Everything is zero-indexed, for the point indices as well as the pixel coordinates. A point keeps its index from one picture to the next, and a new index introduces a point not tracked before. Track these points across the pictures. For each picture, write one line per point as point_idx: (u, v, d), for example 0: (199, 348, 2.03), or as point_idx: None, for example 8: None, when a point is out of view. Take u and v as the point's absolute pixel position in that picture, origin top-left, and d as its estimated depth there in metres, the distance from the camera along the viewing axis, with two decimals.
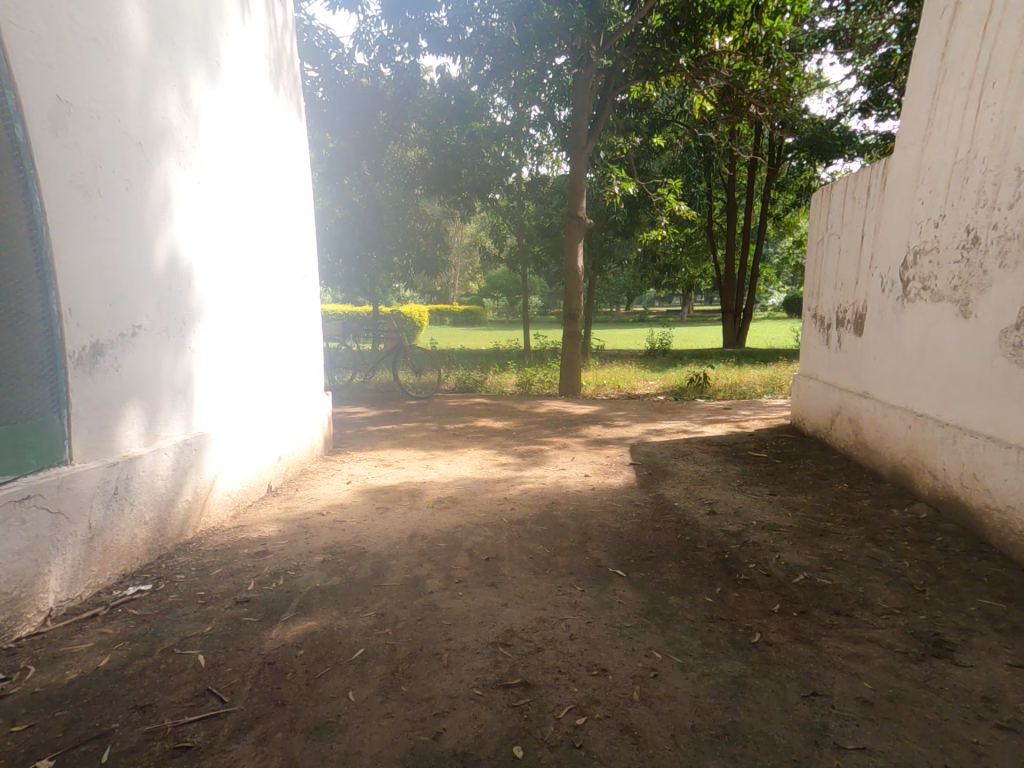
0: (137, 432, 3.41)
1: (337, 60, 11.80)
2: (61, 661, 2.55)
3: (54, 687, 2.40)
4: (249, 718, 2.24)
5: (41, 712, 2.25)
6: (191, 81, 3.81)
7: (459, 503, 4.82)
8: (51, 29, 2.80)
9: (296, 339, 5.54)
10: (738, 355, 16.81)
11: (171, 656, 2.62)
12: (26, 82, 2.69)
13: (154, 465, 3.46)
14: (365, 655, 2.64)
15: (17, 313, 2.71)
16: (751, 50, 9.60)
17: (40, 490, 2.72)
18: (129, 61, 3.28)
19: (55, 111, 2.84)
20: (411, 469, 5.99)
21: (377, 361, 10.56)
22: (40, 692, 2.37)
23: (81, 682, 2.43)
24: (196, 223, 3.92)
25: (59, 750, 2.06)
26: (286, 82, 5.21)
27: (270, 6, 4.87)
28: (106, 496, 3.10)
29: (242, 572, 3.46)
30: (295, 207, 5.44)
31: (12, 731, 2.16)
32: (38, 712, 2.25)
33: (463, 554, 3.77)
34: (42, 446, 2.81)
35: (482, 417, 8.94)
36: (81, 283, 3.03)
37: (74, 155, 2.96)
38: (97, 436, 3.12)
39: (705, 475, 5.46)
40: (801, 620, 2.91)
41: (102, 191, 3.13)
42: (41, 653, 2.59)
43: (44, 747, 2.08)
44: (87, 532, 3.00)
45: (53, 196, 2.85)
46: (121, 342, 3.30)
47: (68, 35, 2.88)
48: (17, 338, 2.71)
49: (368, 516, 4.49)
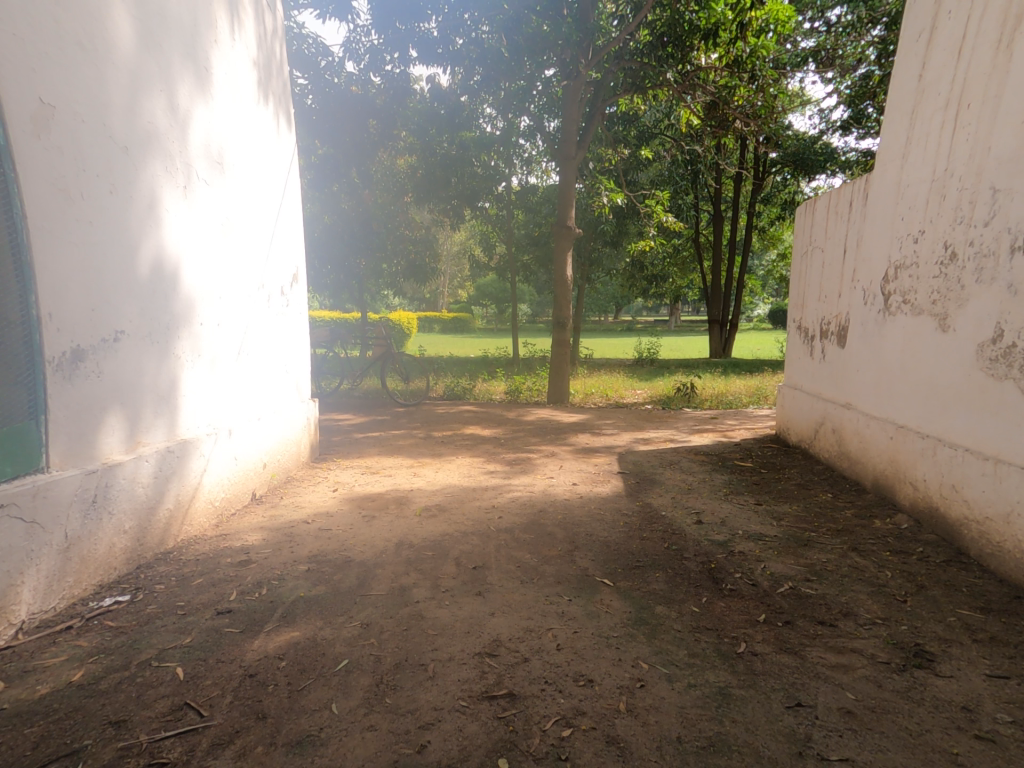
0: (118, 439, 3.35)
1: (327, 68, 11.76)
2: (32, 676, 2.48)
3: (23, 703, 2.33)
4: (228, 733, 2.19)
5: (9, 729, 2.18)
6: (178, 86, 3.80)
7: (446, 512, 4.78)
8: (33, 31, 2.76)
9: (283, 344, 5.51)
10: (727, 365, 17.00)
11: (148, 669, 2.56)
12: (10, 85, 2.66)
13: (136, 472, 3.40)
14: (349, 666, 2.61)
15: None
16: (737, 66, 9.55)
17: (15, 499, 2.66)
18: (115, 65, 3.26)
19: (38, 114, 2.81)
20: (399, 476, 5.94)
21: (365, 367, 10.53)
22: (9, 708, 2.30)
23: (53, 697, 2.37)
24: (184, 229, 3.89)
25: None
26: (275, 88, 5.20)
27: (260, 13, 4.87)
28: (84, 504, 3.04)
29: (224, 582, 3.40)
30: (283, 214, 5.42)
31: None
32: (8, 728, 2.19)
33: (450, 563, 3.74)
34: (18, 454, 2.75)
35: (470, 424, 8.92)
36: (63, 288, 2.99)
37: (57, 158, 2.92)
38: (77, 443, 3.07)
39: (692, 483, 5.49)
40: (786, 630, 2.92)
41: (86, 195, 3.09)
42: (11, 668, 2.52)
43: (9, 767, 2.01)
44: (64, 541, 2.94)
45: (34, 200, 2.81)
46: (103, 347, 3.26)
47: (53, 39, 2.86)
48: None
49: (354, 524, 4.45)
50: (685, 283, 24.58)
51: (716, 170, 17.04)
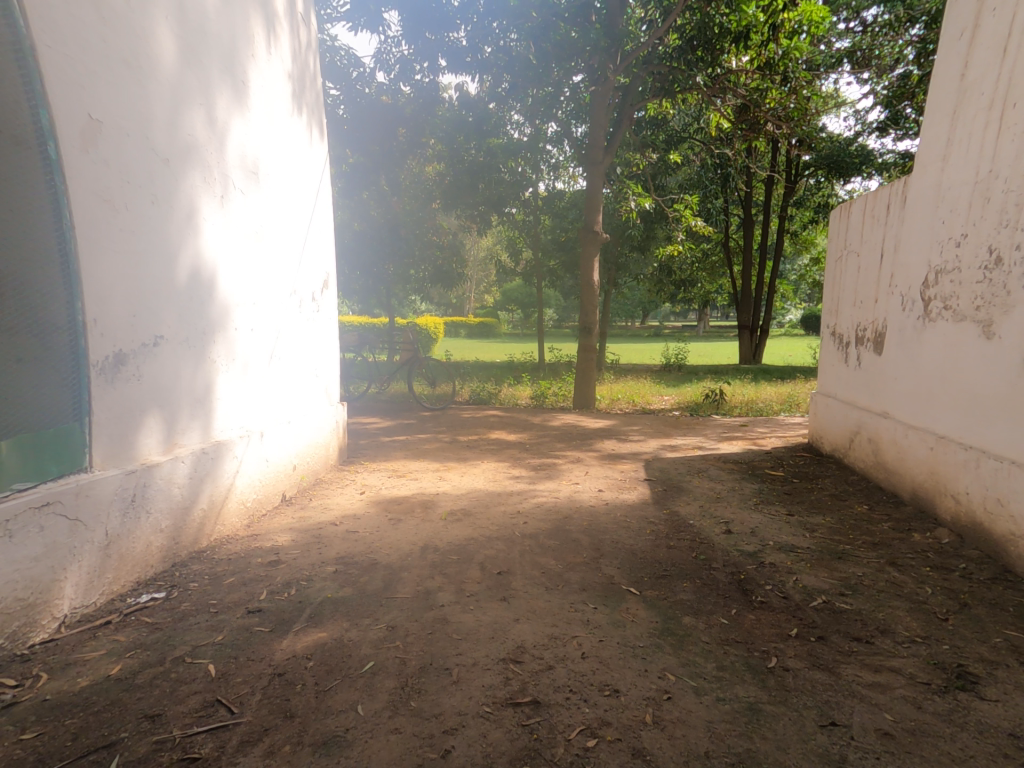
0: (156, 440, 3.47)
1: (358, 79, 12.08)
2: (73, 669, 2.58)
3: (65, 694, 2.42)
4: (257, 731, 2.23)
5: (51, 720, 2.27)
6: (217, 100, 3.93)
7: (471, 516, 4.80)
8: (83, 51, 2.89)
9: (313, 349, 5.61)
10: (757, 371, 16.64)
11: (182, 665, 2.63)
12: (60, 103, 2.79)
13: (172, 472, 3.51)
14: (374, 668, 2.64)
15: (42, 324, 2.79)
16: (768, 69, 9.49)
17: (59, 497, 2.77)
18: (158, 81, 3.39)
19: (86, 129, 2.94)
20: (424, 480, 5.99)
21: (393, 372, 10.67)
22: (52, 699, 2.39)
23: (93, 690, 2.45)
24: (220, 238, 4.00)
25: (66, 760, 2.07)
26: (308, 100, 5.33)
27: (295, 27, 5.00)
28: (123, 502, 3.15)
29: (255, 581, 3.48)
30: (314, 221, 5.54)
31: (21, 739, 2.17)
32: (50, 718, 2.27)
33: (474, 567, 3.75)
34: (63, 455, 2.88)
35: (496, 429, 8.95)
36: (107, 295, 3.11)
37: (103, 171, 3.05)
38: (117, 445, 3.18)
39: (721, 492, 5.39)
40: (819, 646, 2.84)
41: (129, 205, 3.22)
42: (54, 660, 2.62)
43: (51, 756, 2.09)
44: (104, 539, 3.05)
45: (81, 211, 2.93)
46: (143, 351, 3.37)
47: (100, 58, 2.99)
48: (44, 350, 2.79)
49: (380, 527, 4.50)
50: (715, 288, 24.25)
51: (747, 173, 16.77)
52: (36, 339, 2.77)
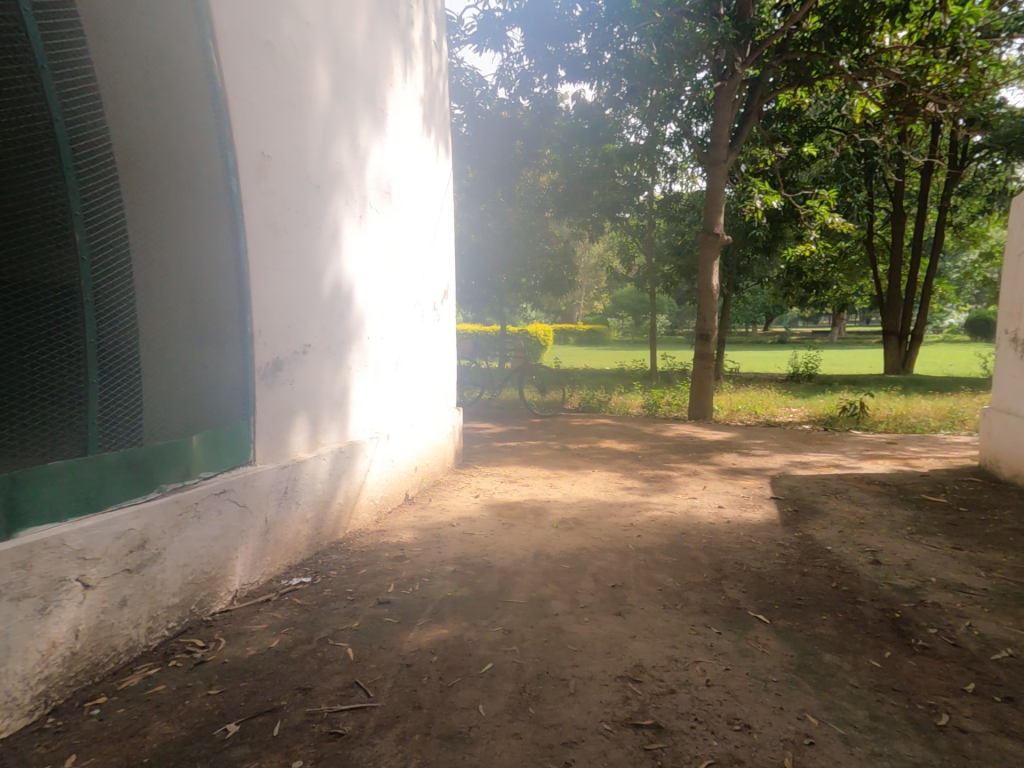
0: (303, 438, 3.84)
1: (481, 96, 12.61)
2: (242, 638, 2.93)
3: (237, 659, 2.75)
4: (390, 716, 2.37)
5: (229, 680, 2.59)
6: (360, 129, 4.31)
7: (583, 526, 4.74)
8: (259, 97, 3.33)
9: (434, 356, 5.90)
10: (905, 383, 14.77)
11: (325, 646, 2.88)
12: (241, 143, 3.23)
13: (315, 468, 3.87)
14: (493, 670, 2.69)
15: None
16: (930, 43, 8.54)
17: (231, 485, 3.17)
18: (315, 116, 3.79)
19: (259, 164, 3.37)
20: (535, 486, 6.04)
21: (505, 379, 10.92)
22: (228, 662, 2.73)
23: (257, 658, 2.77)
24: (358, 254, 4.37)
25: (242, 717, 2.36)
26: (437, 121, 5.66)
27: (428, 54, 5.34)
28: (278, 494, 3.53)
29: (383, 574, 3.71)
30: (438, 236, 5.85)
31: (208, 694, 2.51)
32: (228, 679, 2.60)
33: (588, 578, 3.70)
34: (234, 448, 3.30)
35: (606, 438, 8.80)
36: (270, 308, 3.52)
37: (270, 199, 3.46)
38: (274, 441, 3.58)
39: (864, 517, 4.83)
40: (1003, 708, 2.42)
41: (288, 228, 3.62)
42: (228, 628, 3.00)
43: (231, 712, 2.39)
44: (263, 525, 3.43)
45: (253, 236, 3.36)
46: (295, 358, 3.76)
47: (271, 102, 3.42)
48: None
49: (494, 531, 4.60)
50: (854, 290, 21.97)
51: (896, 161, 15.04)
52: None
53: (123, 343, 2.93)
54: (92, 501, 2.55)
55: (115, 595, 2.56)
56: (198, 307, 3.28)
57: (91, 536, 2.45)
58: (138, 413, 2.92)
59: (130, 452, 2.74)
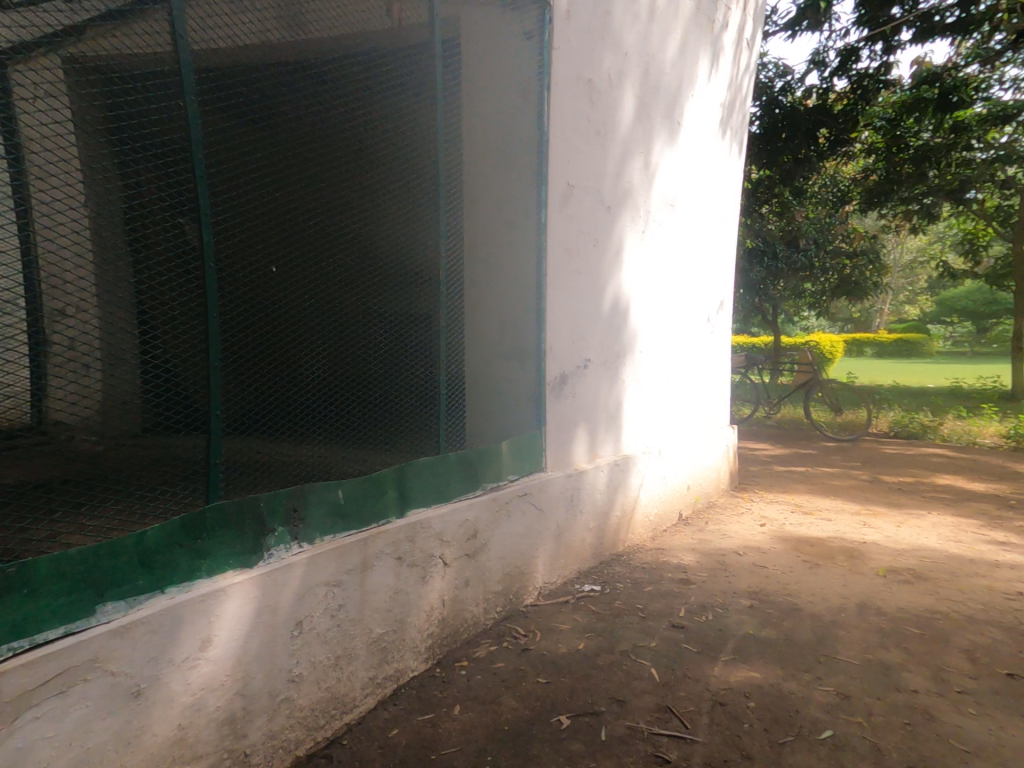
0: (583, 449, 3.94)
1: None
2: (552, 634, 3.11)
3: (554, 654, 2.93)
4: (717, 758, 2.20)
5: (554, 674, 2.78)
6: (656, 146, 4.30)
7: (926, 581, 3.74)
8: (569, 130, 3.61)
9: (709, 369, 5.51)
10: None
11: (629, 659, 2.84)
12: (550, 176, 3.54)
13: (594, 479, 3.93)
14: (833, 740, 2.27)
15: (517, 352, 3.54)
16: None
17: (529, 489, 3.43)
18: (615, 141, 3.93)
19: (563, 193, 3.64)
20: (843, 523, 5.05)
21: (788, 395, 9.65)
22: (547, 656, 2.92)
23: (570, 657, 2.89)
24: (640, 270, 4.36)
25: (572, 712, 2.51)
26: (734, 123, 5.33)
27: (735, 56, 5.11)
28: (565, 500, 3.68)
29: (671, 595, 3.53)
30: (721, 243, 5.47)
31: (539, 682, 2.73)
32: (552, 672, 2.78)
33: (950, 653, 2.86)
34: (530, 455, 3.56)
35: (940, 473, 6.95)
36: (559, 326, 3.72)
37: (569, 224, 3.69)
38: (560, 452, 3.75)
39: None
40: None
41: (580, 250, 3.80)
42: (541, 622, 3.23)
43: (561, 706, 2.56)
44: (555, 530, 3.61)
45: (552, 260, 3.62)
46: (578, 373, 3.89)
47: (579, 134, 3.68)
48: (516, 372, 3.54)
49: (796, 569, 3.97)
50: None
51: None
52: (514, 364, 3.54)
53: (459, 352, 3.35)
54: (443, 492, 3.06)
55: (462, 574, 3.05)
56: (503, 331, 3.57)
57: (445, 521, 2.96)
58: (461, 413, 3.36)
59: (476, 451, 3.24)
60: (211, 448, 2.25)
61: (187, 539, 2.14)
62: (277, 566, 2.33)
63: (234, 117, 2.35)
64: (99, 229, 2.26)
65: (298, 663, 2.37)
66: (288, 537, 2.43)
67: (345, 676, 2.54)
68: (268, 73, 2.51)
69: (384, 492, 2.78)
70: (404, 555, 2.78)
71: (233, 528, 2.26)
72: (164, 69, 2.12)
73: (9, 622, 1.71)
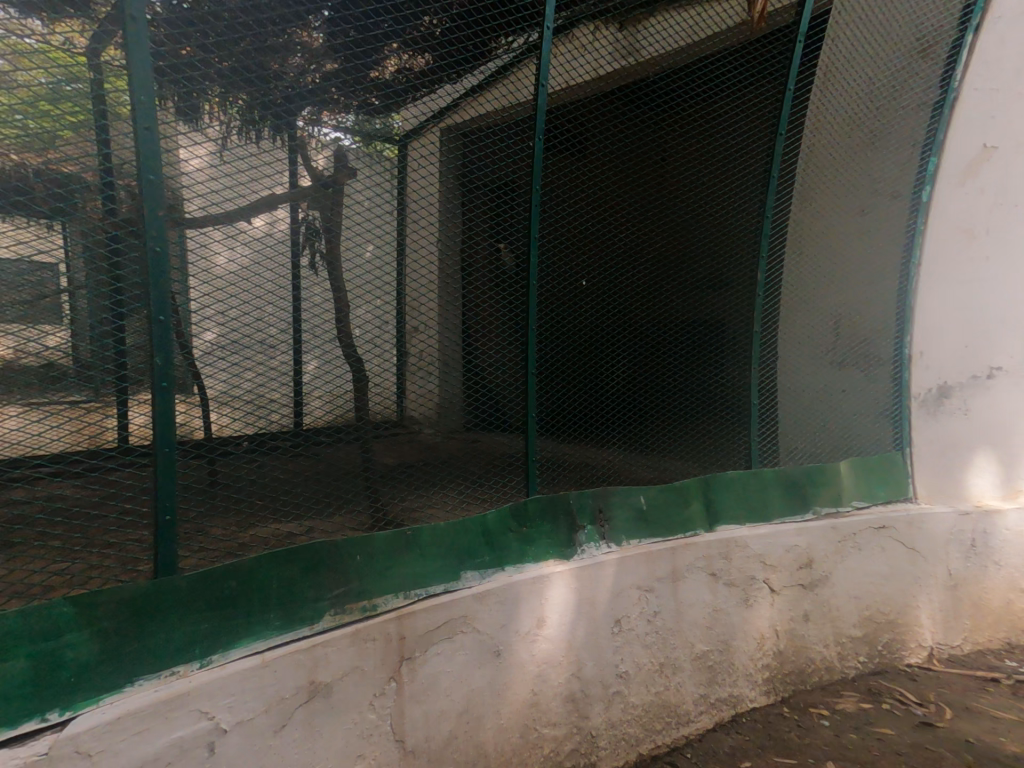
0: (991, 484, 3.40)
1: None
2: (971, 712, 2.87)
3: (987, 745, 2.66)
4: None
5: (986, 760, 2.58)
6: None
7: None
8: (997, 81, 3.29)
9: None
10: None
11: None
12: (956, 142, 3.32)
13: (1015, 522, 3.33)
14: None
15: (871, 360, 3.45)
16: None
17: (892, 524, 3.23)
18: None
19: (976, 158, 3.32)
20: None
21: None
22: (978, 745, 2.66)
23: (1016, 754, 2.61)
24: None
25: None
26: None
27: None
28: (961, 544, 3.30)
29: None
30: None
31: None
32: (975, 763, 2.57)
33: None
34: (890, 481, 3.41)
35: None
36: (937, 326, 3.37)
37: (975, 200, 3.33)
38: (945, 484, 3.40)
39: None
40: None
41: (988, 230, 3.34)
42: (953, 698, 2.97)
43: None
44: (948, 577, 3.30)
45: (942, 244, 3.36)
46: (975, 383, 3.35)
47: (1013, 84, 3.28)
48: (868, 378, 3.45)
49: None
50: None
51: None
52: (863, 371, 3.46)
53: (773, 367, 3.26)
54: (758, 510, 3.08)
55: (795, 605, 3.00)
56: (855, 327, 3.45)
57: (766, 543, 2.97)
58: (777, 429, 3.24)
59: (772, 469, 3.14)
60: (529, 450, 2.67)
61: (516, 526, 2.56)
62: (592, 561, 2.63)
63: (574, 156, 2.81)
64: (443, 255, 2.64)
65: (621, 657, 2.61)
66: (598, 536, 2.72)
67: (674, 685, 2.72)
68: (597, 108, 2.90)
69: (690, 505, 2.92)
70: (717, 572, 2.85)
71: (552, 518, 2.64)
72: (520, 117, 2.58)
73: (406, 578, 2.27)
